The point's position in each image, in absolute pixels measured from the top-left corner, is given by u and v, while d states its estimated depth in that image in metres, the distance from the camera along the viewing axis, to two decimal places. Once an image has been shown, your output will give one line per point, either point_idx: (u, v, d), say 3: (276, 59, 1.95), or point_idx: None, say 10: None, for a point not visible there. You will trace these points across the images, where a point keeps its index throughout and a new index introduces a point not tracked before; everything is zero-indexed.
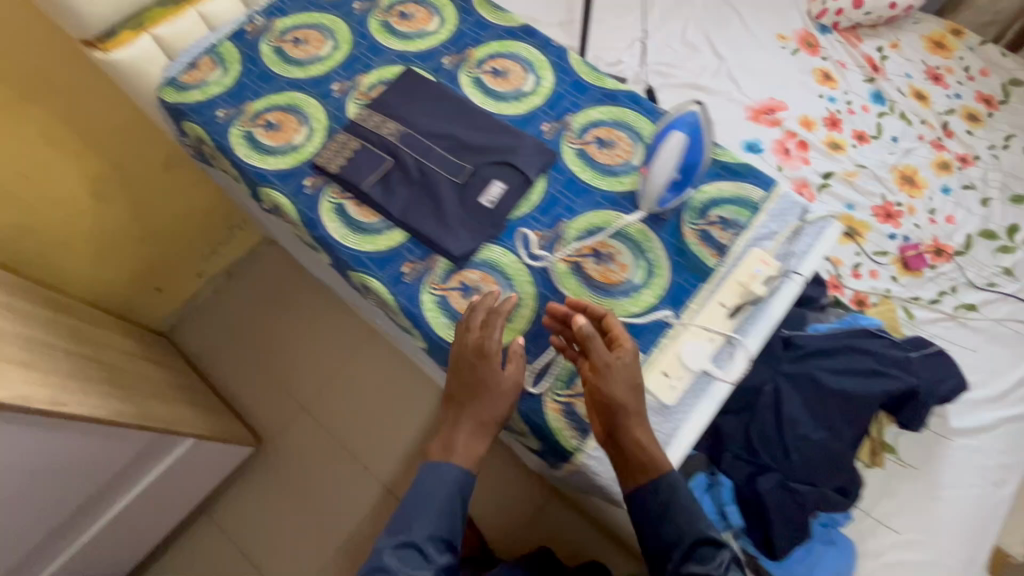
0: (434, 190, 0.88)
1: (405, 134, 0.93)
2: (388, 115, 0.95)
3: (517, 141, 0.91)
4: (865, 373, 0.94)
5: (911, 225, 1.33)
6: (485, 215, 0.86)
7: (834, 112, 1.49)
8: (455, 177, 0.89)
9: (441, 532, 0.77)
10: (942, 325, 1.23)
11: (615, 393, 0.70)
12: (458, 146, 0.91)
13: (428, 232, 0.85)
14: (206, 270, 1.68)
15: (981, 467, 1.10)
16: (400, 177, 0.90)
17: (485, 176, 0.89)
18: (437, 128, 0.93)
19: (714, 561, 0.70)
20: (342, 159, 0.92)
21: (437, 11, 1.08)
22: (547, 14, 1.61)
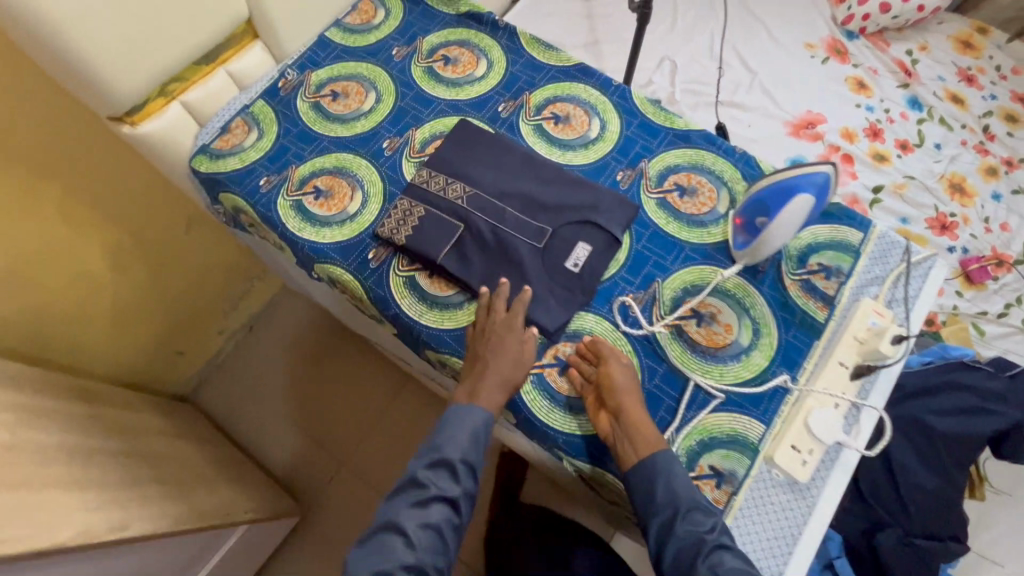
0: (515, 256, 0.82)
1: (473, 195, 0.86)
2: (450, 174, 0.88)
3: (596, 196, 0.85)
4: (969, 411, 0.90)
5: (967, 236, 1.31)
6: (574, 282, 0.80)
7: (874, 121, 1.45)
8: (536, 241, 0.82)
9: (469, 456, 0.76)
10: (1014, 340, 1.20)
11: (616, 383, 0.72)
12: (533, 205, 0.85)
13: (514, 304, 0.79)
14: (226, 326, 1.56)
15: None
16: (474, 243, 0.83)
17: (568, 237, 0.83)
18: (507, 185, 0.86)
19: (704, 525, 0.66)
20: (407, 228, 0.84)
21: (483, 54, 1.01)
22: (569, 37, 1.55)
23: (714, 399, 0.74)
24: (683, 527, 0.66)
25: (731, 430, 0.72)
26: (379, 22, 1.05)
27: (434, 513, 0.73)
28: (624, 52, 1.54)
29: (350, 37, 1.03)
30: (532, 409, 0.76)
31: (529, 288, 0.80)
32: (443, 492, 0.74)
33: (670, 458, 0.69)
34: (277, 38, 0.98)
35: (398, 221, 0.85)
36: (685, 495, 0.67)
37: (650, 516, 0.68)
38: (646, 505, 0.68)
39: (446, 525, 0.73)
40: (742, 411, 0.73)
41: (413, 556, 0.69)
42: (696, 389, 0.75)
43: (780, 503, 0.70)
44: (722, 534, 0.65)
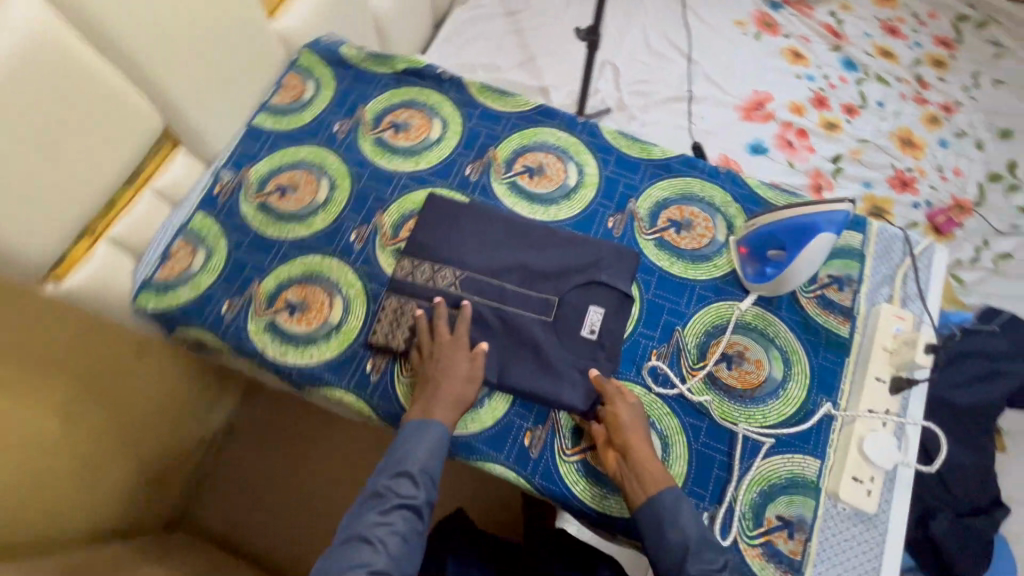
0: (527, 337, 0.76)
1: (466, 279, 0.79)
2: (435, 259, 0.81)
3: (594, 251, 0.80)
4: (984, 376, 0.92)
5: (927, 189, 1.35)
6: (595, 351, 0.75)
7: (817, 90, 1.47)
8: (545, 314, 0.77)
9: (430, 465, 0.69)
10: (991, 281, 1.25)
11: (623, 420, 0.69)
12: (532, 276, 0.79)
13: (540, 390, 0.74)
14: (200, 437, 1.39)
15: None
16: (480, 332, 0.76)
17: (576, 304, 0.77)
18: (499, 259, 0.80)
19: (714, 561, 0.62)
20: (403, 330, 0.77)
21: (434, 113, 0.93)
22: (503, 58, 1.48)
23: (763, 444, 0.71)
24: (693, 566, 0.62)
25: (790, 475, 0.70)
26: (310, 97, 0.95)
27: (398, 520, 0.66)
28: (563, 63, 1.48)
29: (282, 120, 0.93)
30: (585, 500, 0.71)
31: (550, 369, 0.74)
32: (407, 500, 0.67)
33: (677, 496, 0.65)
34: (201, 140, 0.87)
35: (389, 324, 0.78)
36: (695, 533, 0.64)
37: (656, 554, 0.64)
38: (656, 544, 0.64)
39: (412, 528, 0.66)
40: (794, 450, 0.71)
41: (380, 567, 0.63)
42: (745, 438, 0.72)
43: (853, 538, 0.68)
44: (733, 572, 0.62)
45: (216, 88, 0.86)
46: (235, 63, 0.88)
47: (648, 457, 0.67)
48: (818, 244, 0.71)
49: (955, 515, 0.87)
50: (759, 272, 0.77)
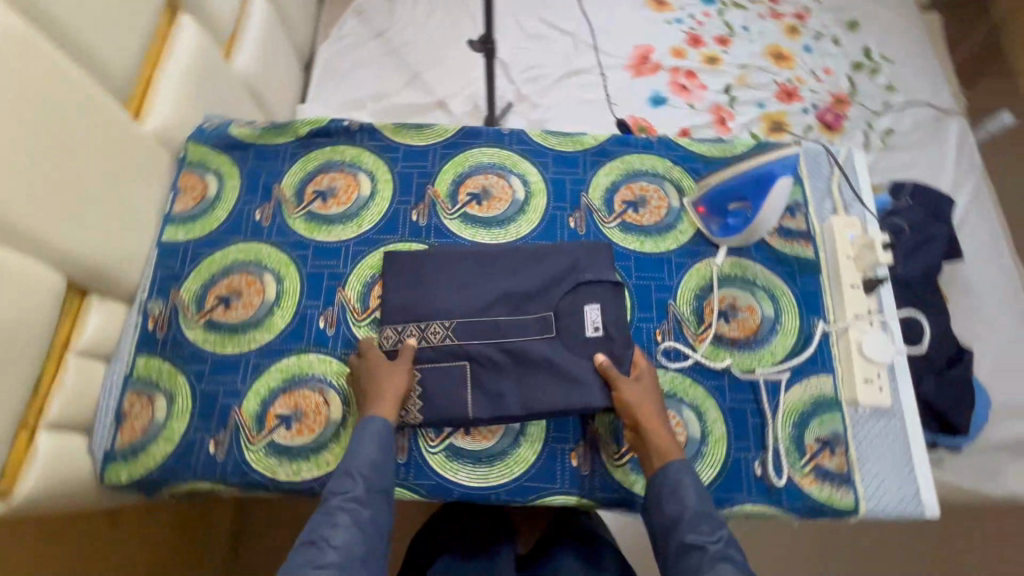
0: (538, 360, 0.74)
1: (458, 325, 0.76)
2: (418, 316, 0.77)
3: (567, 255, 0.79)
4: (915, 246, 1.04)
5: (809, 93, 1.46)
6: (607, 349, 0.74)
7: (689, 31, 1.54)
8: (548, 331, 0.76)
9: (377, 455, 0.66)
10: (886, 158, 1.39)
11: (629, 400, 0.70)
12: (519, 300, 0.77)
13: (568, 404, 0.71)
14: None
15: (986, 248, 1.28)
16: (491, 373, 0.74)
17: (572, 310, 0.76)
18: (481, 294, 0.78)
19: (712, 533, 0.62)
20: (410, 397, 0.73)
21: (357, 168, 0.88)
22: (388, 82, 1.43)
23: (781, 381, 0.76)
24: (688, 535, 0.62)
25: (813, 399, 0.75)
26: (217, 193, 0.88)
27: (346, 512, 0.62)
28: (449, 70, 1.45)
29: (194, 227, 0.85)
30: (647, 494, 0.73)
31: (570, 381, 0.73)
32: (348, 494, 0.63)
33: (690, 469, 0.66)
34: (112, 280, 0.77)
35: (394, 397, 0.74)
36: (695, 504, 0.64)
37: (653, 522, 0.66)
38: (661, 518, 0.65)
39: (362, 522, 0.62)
40: (808, 375, 0.76)
41: (331, 564, 0.59)
42: (766, 380, 0.76)
43: (881, 432, 0.75)
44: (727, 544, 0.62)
45: (111, 218, 0.76)
46: (121, 184, 0.78)
47: (660, 430, 0.68)
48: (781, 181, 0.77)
49: (936, 376, 0.96)
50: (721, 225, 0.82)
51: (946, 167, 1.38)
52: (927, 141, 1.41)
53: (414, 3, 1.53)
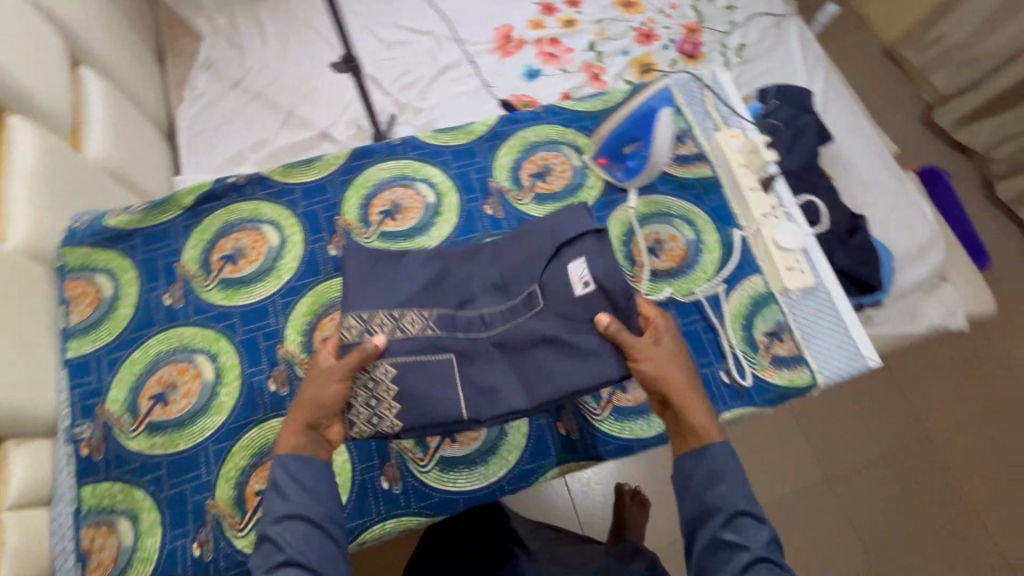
0: (536, 342, 0.73)
1: (437, 317, 0.74)
2: (386, 308, 0.73)
3: (542, 223, 0.79)
4: (792, 141, 1.14)
5: (664, 30, 1.55)
6: (608, 299, 0.72)
7: (540, 2, 1.59)
8: (538, 306, 0.75)
9: (292, 489, 0.65)
10: (746, 70, 1.50)
11: (645, 368, 0.70)
12: (499, 288, 0.78)
13: (584, 379, 0.70)
14: None
15: (847, 126, 1.43)
16: (483, 366, 0.72)
17: (561, 275, 0.75)
18: (455, 295, 0.78)
19: (755, 537, 0.66)
20: (381, 413, 0.69)
21: (258, 222, 0.85)
22: (262, 128, 1.37)
23: (719, 293, 0.81)
24: (728, 535, 0.66)
25: (752, 298, 0.82)
26: (113, 291, 0.81)
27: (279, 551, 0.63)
28: (321, 99, 1.41)
29: (100, 333, 0.79)
30: (638, 436, 0.78)
31: (576, 352, 0.72)
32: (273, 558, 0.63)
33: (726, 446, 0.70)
34: (24, 417, 0.70)
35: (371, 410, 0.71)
36: (742, 504, 0.67)
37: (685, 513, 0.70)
38: (699, 508, 0.68)
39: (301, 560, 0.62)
40: (742, 279, 0.83)
41: None
42: (708, 297, 0.81)
43: (813, 310, 0.82)
44: (767, 546, 0.66)
45: (6, 356, 0.69)
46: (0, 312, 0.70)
47: (686, 394, 0.70)
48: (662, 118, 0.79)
49: (843, 245, 1.07)
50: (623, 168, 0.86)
51: (797, 64, 1.52)
52: (775, 46, 1.55)
53: (264, 42, 1.47)
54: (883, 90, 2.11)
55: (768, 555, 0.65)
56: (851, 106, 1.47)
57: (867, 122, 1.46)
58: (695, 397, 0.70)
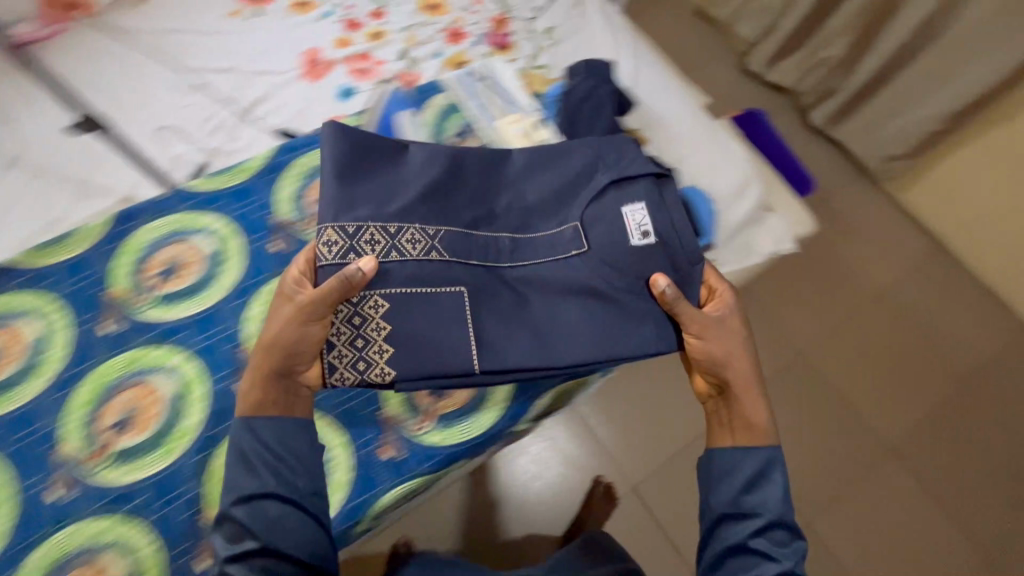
0: (586, 286, 1.00)
1: (441, 237, 0.96)
2: (390, 222, 0.94)
3: (584, 159, 1.07)
4: (595, 115, 1.18)
5: (472, 27, 1.56)
6: (664, 249, 1.03)
7: (343, 18, 1.55)
8: (569, 254, 1.01)
9: (259, 462, 0.83)
10: (556, 52, 1.55)
11: (712, 339, 0.97)
12: (532, 214, 1.04)
13: (616, 295, 1.00)
14: None
15: (658, 87, 1.51)
16: (500, 315, 0.96)
17: (589, 218, 1.03)
18: (468, 216, 1.01)
19: (783, 545, 0.90)
20: (350, 366, 0.89)
21: (17, 321, 0.91)
22: (51, 208, 1.24)
23: None
24: (761, 539, 0.90)
25: None
26: None
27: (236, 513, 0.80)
28: (121, 164, 1.31)
29: None
30: (445, 445, 0.99)
31: (613, 289, 1.00)
32: (241, 531, 0.80)
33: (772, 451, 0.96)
34: None
35: (354, 348, 0.90)
36: (775, 514, 0.92)
37: (717, 509, 0.95)
38: (741, 513, 0.93)
39: (256, 533, 0.79)
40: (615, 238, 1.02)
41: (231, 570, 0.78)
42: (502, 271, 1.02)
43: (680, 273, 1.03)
44: (787, 552, 0.89)
45: None
46: None
47: (733, 367, 0.98)
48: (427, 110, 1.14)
49: None
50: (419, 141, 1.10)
51: (602, 38, 1.57)
52: (579, 24, 1.60)
53: (40, 115, 1.33)
54: (701, 46, 2.27)
55: (791, 566, 0.88)
56: (658, 67, 1.54)
57: (674, 79, 1.54)
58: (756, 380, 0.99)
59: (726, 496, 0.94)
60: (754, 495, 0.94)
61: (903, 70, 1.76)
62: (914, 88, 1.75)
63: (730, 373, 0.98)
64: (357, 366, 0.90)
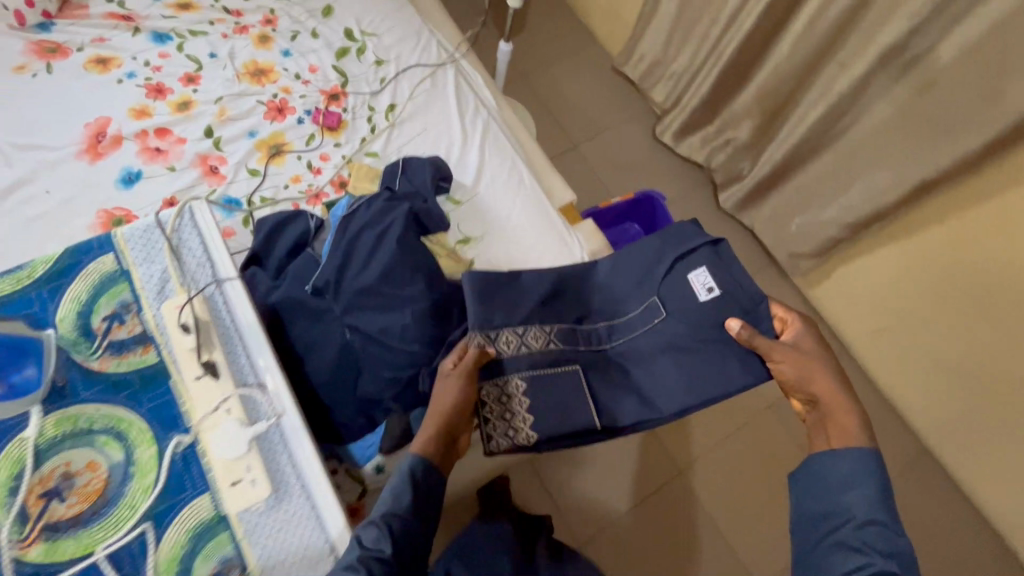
0: (680, 347, 0.96)
1: (554, 331, 0.98)
2: (514, 325, 0.95)
3: (655, 243, 1.02)
4: (374, 245, 0.98)
5: (299, 101, 1.34)
6: (729, 300, 0.96)
7: (147, 83, 1.32)
8: (669, 304, 0.98)
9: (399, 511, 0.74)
10: (394, 136, 1.33)
11: (784, 364, 0.88)
12: (623, 296, 1.02)
13: (710, 345, 0.94)
14: None
15: (505, 185, 1.32)
16: (609, 384, 0.96)
17: (672, 283, 0.99)
18: (571, 310, 1.01)
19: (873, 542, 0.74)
20: (504, 436, 0.91)
21: None
22: None
23: (147, 533, 0.62)
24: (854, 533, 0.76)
25: (192, 532, 0.63)
26: None
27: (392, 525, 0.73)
28: None
29: None
30: None
31: (692, 333, 0.95)
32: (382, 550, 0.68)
33: (864, 453, 0.80)
34: None
35: (505, 420, 0.92)
36: (867, 509, 0.77)
37: (813, 512, 0.81)
38: (831, 508, 0.79)
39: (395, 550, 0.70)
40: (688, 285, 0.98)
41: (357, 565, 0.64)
42: (117, 552, 0.61)
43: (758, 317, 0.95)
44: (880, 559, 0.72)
45: None
46: None
47: (828, 386, 0.87)
48: (89, 265, 0.72)
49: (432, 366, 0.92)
50: (58, 320, 0.69)
51: (452, 121, 1.37)
52: (427, 102, 1.39)
53: None
54: (612, 104, 2.03)
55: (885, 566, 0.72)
56: (510, 161, 1.36)
57: (528, 178, 1.35)
58: (842, 389, 0.87)
59: (846, 501, 0.79)
60: (856, 501, 0.78)
61: (805, 166, 1.57)
62: (815, 186, 1.56)
63: (822, 389, 0.87)
64: (508, 434, 0.91)
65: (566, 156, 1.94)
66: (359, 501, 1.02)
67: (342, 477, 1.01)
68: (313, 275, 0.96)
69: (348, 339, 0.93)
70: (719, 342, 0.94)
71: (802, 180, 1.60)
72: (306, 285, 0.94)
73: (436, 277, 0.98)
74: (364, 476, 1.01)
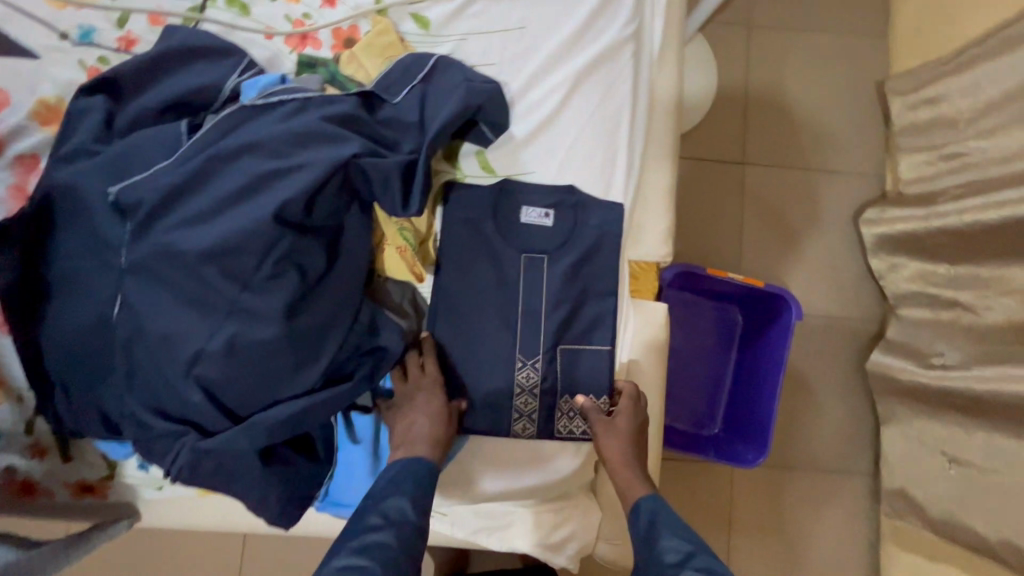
0: (597, 241, 0.74)
1: (523, 353, 0.70)
2: (500, 408, 0.70)
3: (461, 199, 0.73)
4: (241, 197, 0.56)
5: None
6: (562, 203, 0.74)
7: None
8: (536, 249, 0.73)
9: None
10: (468, 12, 0.78)
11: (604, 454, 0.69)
12: (494, 287, 0.71)
13: (609, 229, 0.74)
14: None
15: (573, 184, 0.75)
16: (598, 321, 0.73)
17: (519, 234, 0.73)
18: (494, 312, 0.71)
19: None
20: (580, 420, 0.72)
21: None
22: None
23: None
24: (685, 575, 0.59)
25: None
26: None
27: (387, 539, 0.57)
28: None
29: None
30: None
31: (579, 239, 0.73)
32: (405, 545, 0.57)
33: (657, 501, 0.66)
34: None
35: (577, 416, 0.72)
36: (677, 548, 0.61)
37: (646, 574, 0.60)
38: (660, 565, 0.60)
39: None
40: (519, 233, 0.73)
41: None
42: None
43: (585, 171, 0.76)
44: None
45: None
46: None
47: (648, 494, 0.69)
48: None
49: (207, 436, 0.57)
50: None
51: (568, 39, 0.78)
52: None
53: None
54: (838, 134, 1.29)
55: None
56: (611, 152, 0.76)
57: (621, 195, 0.76)
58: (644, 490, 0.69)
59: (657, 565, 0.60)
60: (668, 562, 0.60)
61: None
62: None
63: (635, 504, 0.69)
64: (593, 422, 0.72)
65: (719, 165, 1.26)
66: (103, 480, 0.72)
67: (87, 444, 0.71)
68: (136, 176, 0.57)
69: (117, 311, 0.57)
70: (614, 228, 0.74)
71: (1016, 448, 0.90)
72: (108, 193, 0.56)
73: (311, 302, 0.58)
74: (120, 461, 0.72)
